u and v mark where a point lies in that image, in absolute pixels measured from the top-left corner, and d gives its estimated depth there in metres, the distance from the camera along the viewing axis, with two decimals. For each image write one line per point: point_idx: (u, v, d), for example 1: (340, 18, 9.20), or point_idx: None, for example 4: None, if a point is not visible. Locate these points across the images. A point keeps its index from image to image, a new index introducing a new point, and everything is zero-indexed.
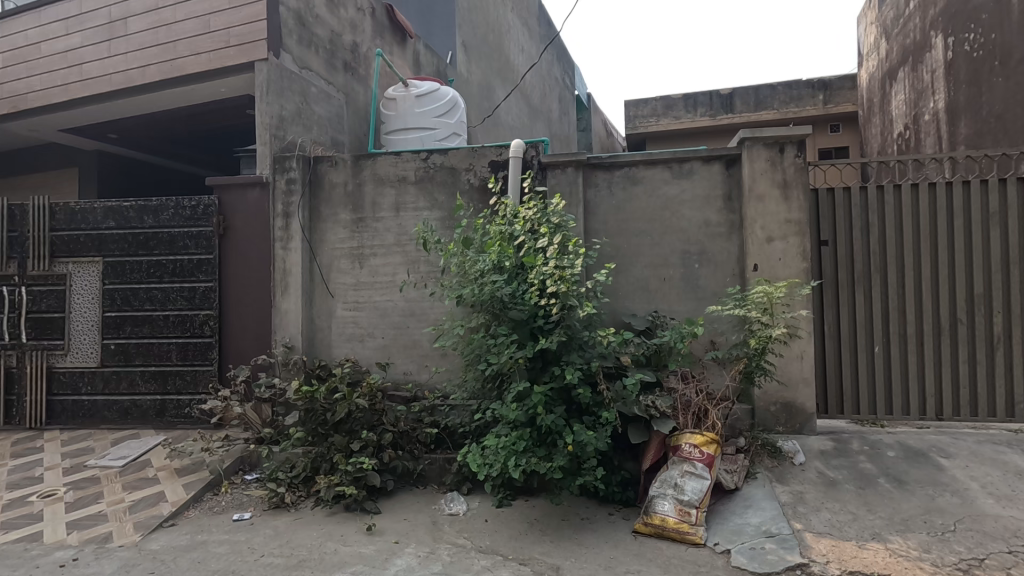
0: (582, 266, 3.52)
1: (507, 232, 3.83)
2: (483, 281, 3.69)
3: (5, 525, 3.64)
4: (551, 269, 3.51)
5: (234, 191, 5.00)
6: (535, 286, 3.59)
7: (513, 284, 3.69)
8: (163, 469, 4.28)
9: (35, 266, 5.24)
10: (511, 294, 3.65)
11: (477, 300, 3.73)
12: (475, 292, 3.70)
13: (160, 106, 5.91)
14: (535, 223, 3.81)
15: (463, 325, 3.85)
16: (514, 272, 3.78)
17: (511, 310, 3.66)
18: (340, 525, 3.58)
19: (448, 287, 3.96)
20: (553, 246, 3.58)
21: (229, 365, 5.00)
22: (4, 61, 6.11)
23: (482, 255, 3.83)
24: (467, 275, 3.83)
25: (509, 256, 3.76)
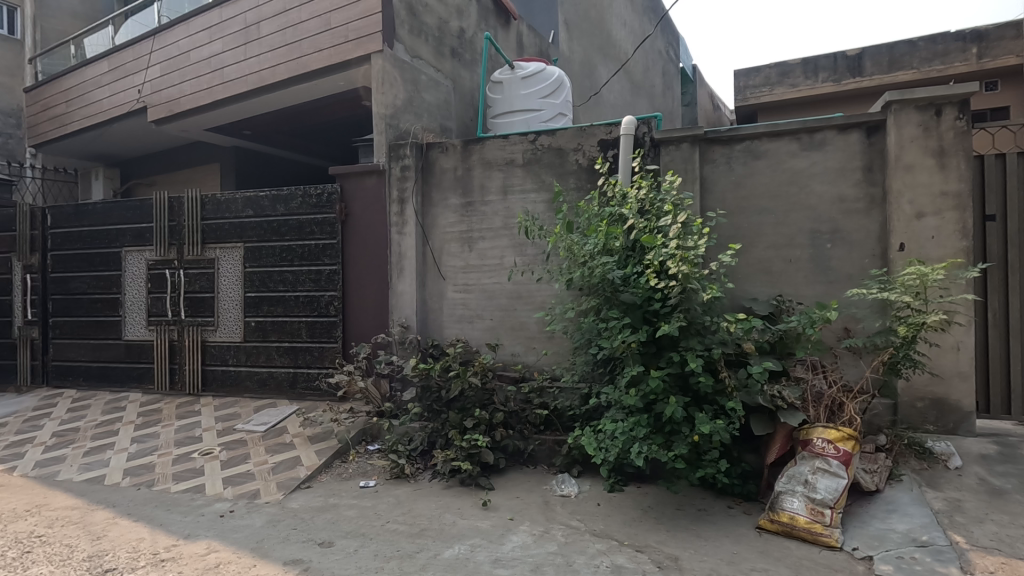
0: (704, 246, 3.36)
1: (619, 213, 3.73)
2: (594, 263, 3.61)
3: (175, 476, 4.20)
4: (671, 250, 3.35)
5: (353, 179, 5.33)
6: (652, 267, 3.44)
7: (627, 266, 3.58)
8: (298, 436, 4.70)
9: (190, 251, 5.92)
10: (625, 276, 3.54)
11: (588, 284, 3.66)
12: (585, 275, 3.63)
13: (288, 103, 6.41)
14: (648, 202, 3.65)
15: (574, 309, 3.79)
16: (627, 254, 3.66)
17: (622, 293, 3.54)
18: (456, 498, 3.73)
19: (557, 271, 3.92)
20: (674, 226, 3.42)
21: (351, 342, 5.37)
22: (160, 70, 6.91)
23: (589, 238, 3.74)
24: (576, 258, 3.76)
25: (622, 237, 3.64)
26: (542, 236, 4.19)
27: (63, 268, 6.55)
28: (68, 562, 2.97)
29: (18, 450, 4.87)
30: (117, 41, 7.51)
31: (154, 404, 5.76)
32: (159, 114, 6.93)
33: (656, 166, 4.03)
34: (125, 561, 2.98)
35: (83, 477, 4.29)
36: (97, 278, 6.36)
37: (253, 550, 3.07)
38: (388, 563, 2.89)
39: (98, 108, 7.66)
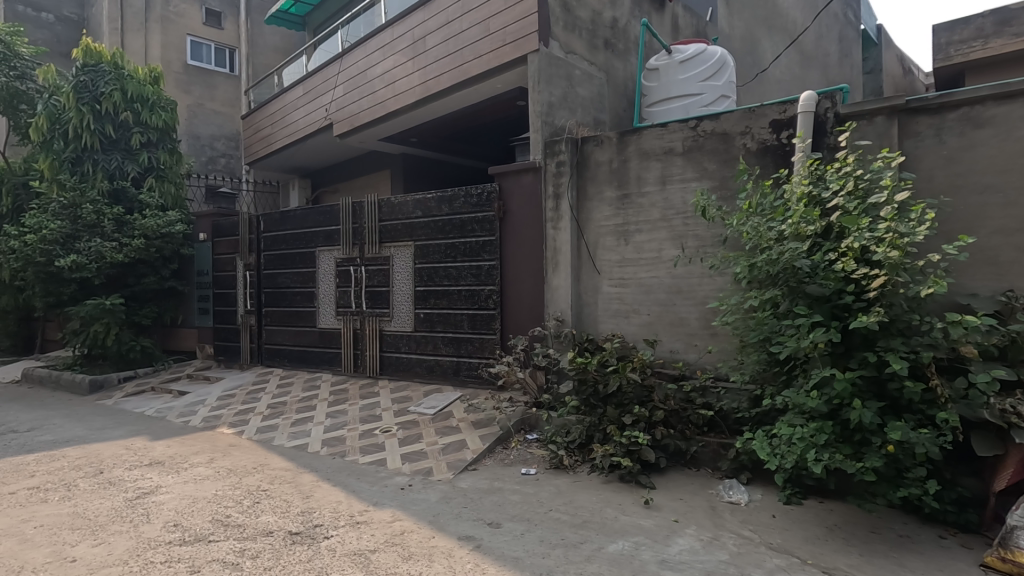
0: (924, 232, 2.95)
1: (811, 193, 3.38)
2: (776, 250, 3.32)
3: (362, 449, 4.75)
4: (880, 232, 3.01)
5: (511, 177, 5.54)
6: (850, 254, 3.08)
7: (816, 254, 3.24)
8: (463, 420, 5.03)
9: (370, 250, 6.62)
10: (813, 265, 3.22)
11: (771, 271, 3.39)
12: (769, 262, 3.36)
13: (450, 109, 6.86)
14: (843, 183, 3.27)
15: (749, 302, 3.55)
16: (816, 241, 3.32)
17: (809, 285, 3.22)
18: (617, 494, 3.70)
19: (737, 257, 3.69)
20: (887, 206, 3.05)
21: (509, 334, 5.59)
22: (344, 89, 7.82)
23: (774, 222, 3.46)
24: (759, 244, 3.50)
25: (814, 221, 3.28)
26: (721, 216, 3.95)
27: (272, 266, 7.75)
28: (287, 514, 3.52)
29: (244, 417, 5.88)
30: (309, 68, 8.64)
31: (341, 384, 6.58)
32: (342, 129, 7.85)
33: (863, 143, 3.54)
34: (329, 519, 3.43)
35: (292, 444, 5.04)
36: (297, 274, 7.42)
37: (431, 523, 3.35)
38: (554, 550, 2.96)
39: (295, 128, 8.90)
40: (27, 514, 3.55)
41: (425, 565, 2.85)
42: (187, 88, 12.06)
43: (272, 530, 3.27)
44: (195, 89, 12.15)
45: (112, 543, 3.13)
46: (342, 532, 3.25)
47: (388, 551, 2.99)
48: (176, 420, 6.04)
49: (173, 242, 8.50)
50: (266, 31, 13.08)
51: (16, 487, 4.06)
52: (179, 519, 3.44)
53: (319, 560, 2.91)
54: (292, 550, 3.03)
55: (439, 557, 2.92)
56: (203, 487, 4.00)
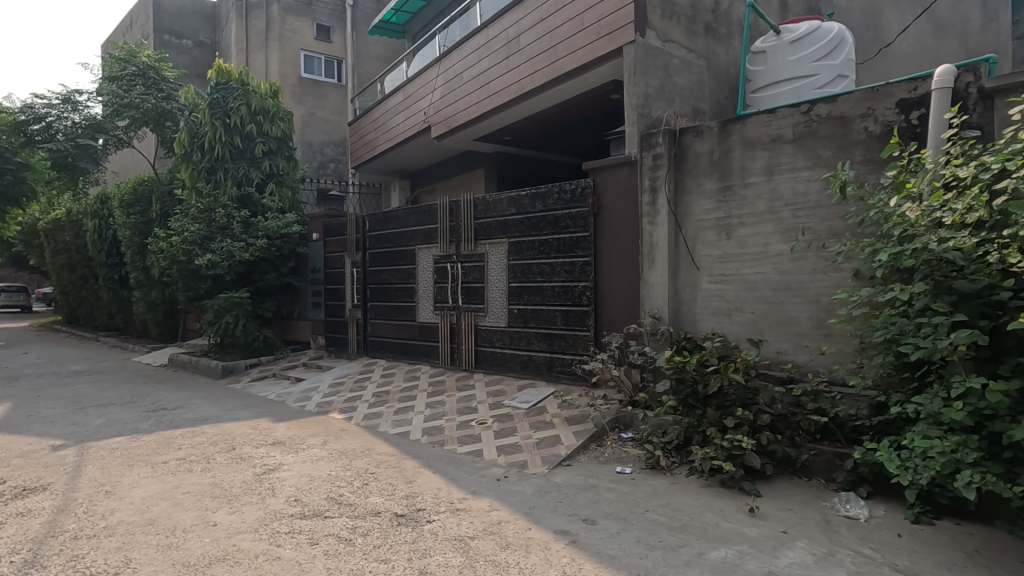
0: None
1: (972, 176, 3.01)
2: (922, 239, 3.00)
3: (460, 439, 4.93)
4: None
5: (606, 172, 5.48)
6: (1014, 245, 2.73)
7: (969, 245, 2.91)
8: (557, 416, 5.07)
9: (465, 247, 6.84)
10: (965, 258, 2.90)
11: (917, 262, 3.06)
12: (914, 250, 3.04)
13: (543, 106, 6.90)
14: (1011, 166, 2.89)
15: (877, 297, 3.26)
16: (971, 231, 2.97)
17: (956, 281, 2.90)
18: (718, 499, 3.55)
19: (871, 245, 3.37)
20: None
21: (603, 331, 5.55)
22: (441, 92, 8.13)
23: (928, 205, 3.11)
24: (906, 230, 3.16)
25: (977, 208, 2.92)
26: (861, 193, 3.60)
27: (376, 264, 8.24)
28: (393, 496, 3.75)
29: (352, 403, 6.33)
30: (410, 73, 9.04)
31: (439, 375, 6.87)
32: (440, 131, 8.14)
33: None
34: (431, 504, 3.61)
35: (395, 431, 5.34)
36: (399, 270, 7.83)
37: (526, 515, 3.42)
38: (652, 552, 2.91)
39: (397, 132, 9.37)
40: (177, 482, 4.06)
41: (522, 554, 2.93)
42: (301, 100, 13.09)
43: (380, 511, 3.50)
44: (307, 100, 13.16)
45: (245, 512, 3.50)
46: (443, 517, 3.41)
47: (487, 539, 3.09)
48: (294, 404, 6.62)
49: (290, 242, 9.29)
50: (369, 41, 13.87)
51: (168, 457, 4.66)
52: (300, 495, 3.78)
53: (422, 542, 3.07)
54: (398, 531, 3.22)
55: (535, 548, 2.98)
56: (319, 467, 4.35)
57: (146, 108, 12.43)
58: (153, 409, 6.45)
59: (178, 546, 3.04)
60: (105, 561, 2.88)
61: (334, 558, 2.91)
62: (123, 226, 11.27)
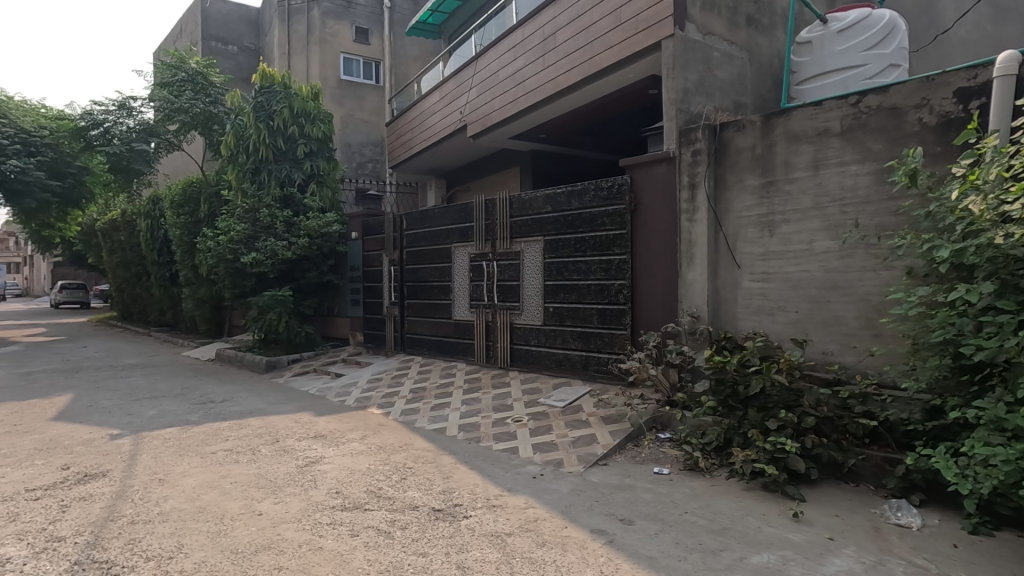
0: None
1: None
2: (989, 234, 2.86)
3: (495, 436, 4.96)
4: None
5: (643, 169, 5.41)
6: None
7: None
8: (592, 415, 5.04)
9: (501, 245, 6.87)
10: None
11: (983, 259, 2.93)
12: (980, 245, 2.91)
13: (580, 103, 6.86)
14: None
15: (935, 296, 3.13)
16: None
17: None
18: (760, 503, 3.47)
19: (931, 240, 3.22)
20: None
21: (640, 330, 5.48)
22: (476, 91, 8.18)
23: (999, 198, 2.95)
24: (974, 224, 3.01)
25: None
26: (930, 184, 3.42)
27: (413, 262, 8.36)
28: (430, 491, 3.80)
29: (390, 399, 6.44)
30: (446, 73, 9.13)
31: (475, 373, 6.92)
32: (476, 130, 8.20)
33: None
34: (467, 500, 3.64)
35: (432, 427, 5.41)
36: (435, 268, 7.92)
37: (562, 513, 3.41)
38: (691, 554, 2.87)
39: (433, 132, 9.47)
40: (225, 472, 4.22)
41: (558, 552, 2.93)
42: (340, 102, 13.38)
43: (418, 505, 3.56)
44: (346, 102, 13.44)
45: (289, 503, 3.61)
46: (480, 513, 3.43)
47: (523, 536, 3.10)
48: (334, 399, 6.78)
49: (330, 241, 9.53)
50: (406, 42, 14.05)
51: (216, 448, 4.85)
52: (340, 488, 3.87)
53: (459, 537, 3.11)
54: (436, 526, 3.26)
55: (572, 547, 2.97)
56: (359, 461, 4.45)
57: (195, 112, 12.93)
58: (202, 402, 6.73)
59: (227, 534, 3.16)
60: (160, 545, 3.02)
61: (373, 550, 2.97)
62: (174, 226, 11.76)
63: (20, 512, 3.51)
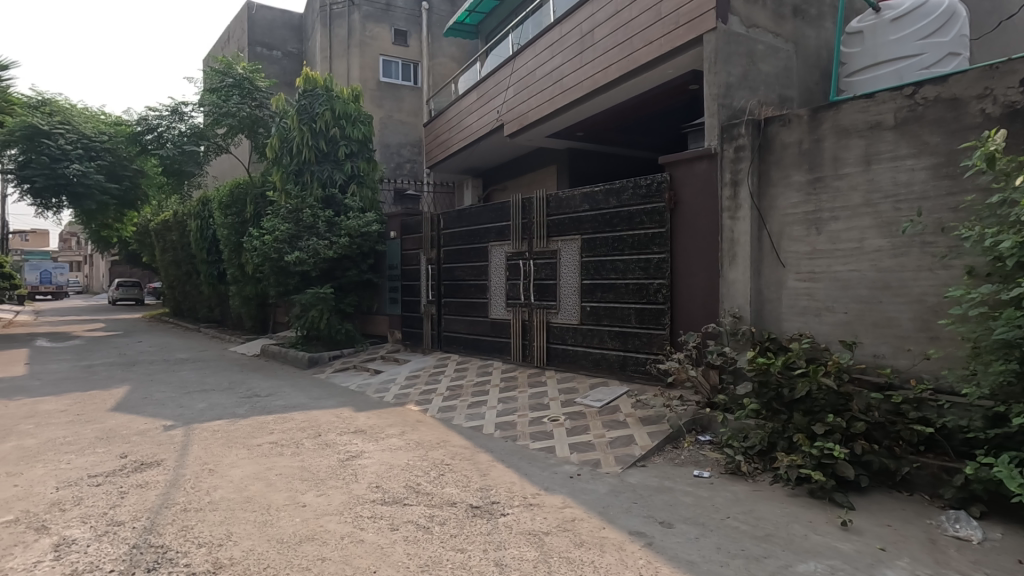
0: None
1: None
2: None
3: (532, 435, 4.96)
4: None
5: (684, 166, 5.31)
6: None
7: None
8: (630, 415, 4.98)
9: (538, 244, 6.86)
10: None
11: None
12: None
13: (618, 100, 6.79)
14: None
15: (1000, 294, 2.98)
16: None
17: None
18: (807, 510, 3.35)
19: (999, 232, 3.06)
20: None
21: (680, 330, 5.38)
22: (513, 90, 8.19)
23: None
24: None
25: None
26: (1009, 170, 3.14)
27: (450, 260, 8.44)
28: (468, 488, 3.84)
29: (428, 396, 6.53)
30: (483, 73, 9.18)
31: (511, 371, 6.94)
32: (513, 129, 8.21)
33: None
34: (505, 498, 3.66)
35: (469, 424, 5.46)
36: (472, 267, 7.98)
37: (600, 514, 3.39)
38: (734, 560, 2.80)
39: (470, 131, 9.53)
40: (270, 464, 4.36)
41: (597, 552, 2.91)
42: (380, 103, 13.63)
43: (456, 501, 3.59)
44: (386, 104, 13.68)
45: (331, 495, 3.70)
46: (517, 511, 3.44)
47: (561, 535, 3.10)
48: (373, 395, 6.92)
49: (370, 240, 9.73)
50: (444, 43, 14.20)
51: (262, 440, 5.02)
52: (380, 482, 3.95)
53: (497, 534, 3.12)
54: (473, 522, 3.29)
55: (610, 548, 2.94)
56: (398, 456, 4.53)
57: (242, 116, 13.40)
58: (248, 396, 6.97)
59: (273, 524, 3.26)
60: (211, 533, 3.14)
61: (413, 544, 3.02)
62: (222, 226, 12.21)
63: (83, 496, 3.72)
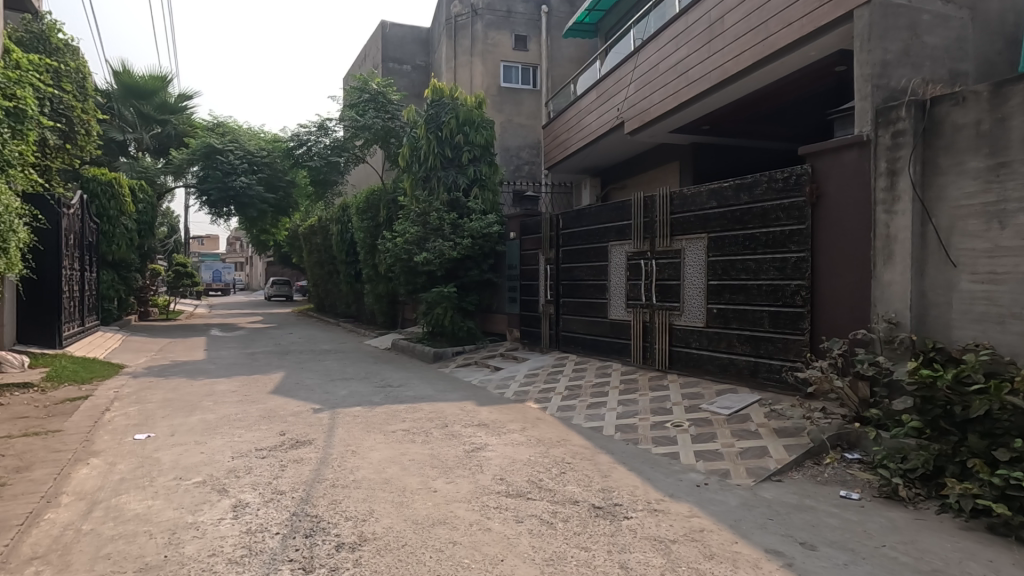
0: None
1: None
2: None
3: (654, 439, 4.83)
4: None
5: (829, 157, 4.85)
6: None
7: None
8: (763, 425, 4.65)
9: (660, 243, 6.65)
10: None
11: None
12: None
13: (750, 89, 6.40)
14: None
15: None
16: None
17: None
18: (986, 547, 2.90)
19: None
20: None
21: (821, 336, 4.92)
22: (635, 86, 8.02)
23: None
24: None
25: None
26: None
27: (569, 260, 8.47)
28: (590, 488, 3.83)
29: (547, 394, 6.61)
30: (603, 71, 9.09)
31: (631, 373, 6.80)
32: (634, 126, 8.04)
33: None
34: (628, 501, 3.60)
35: (588, 424, 5.44)
36: (591, 267, 7.95)
37: (731, 527, 3.20)
38: None
39: (589, 131, 9.48)
40: (404, 449, 4.70)
41: (729, 567, 2.76)
42: (500, 108, 14.07)
43: (578, 500, 3.61)
44: (506, 108, 14.10)
45: (459, 484, 3.90)
46: (641, 515, 3.37)
47: (689, 545, 2.98)
48: (494, 390, 7.16)
49: (491, 241, 10.17)
50: (563, 44, 14.26)
51: (395, 427, 5.42)
52: (504, 475, 4.08)
53: (621, 537, 3.09)
54: (597, 522, 3.28)
55: (744, 564, 2.78)
56: (520, 451, 4.65)
57: (376, 128, 14.57)
58: (382, 385, 7.56)
59: (408, 505, 3.51)
60: (356, 508, 3.46)
61: (538, 537, 3.08)
62: (359, 230, 13.37)
63: (252, 466, 4.28)
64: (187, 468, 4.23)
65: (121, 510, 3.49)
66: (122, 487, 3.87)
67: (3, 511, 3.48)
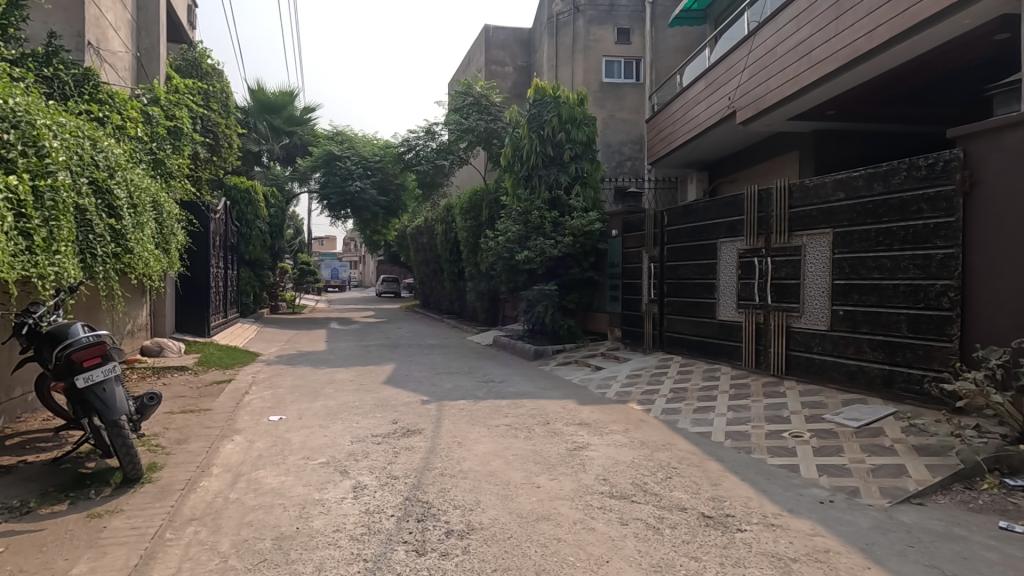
0: None
1: None
2: None
3: (770, 449, 4.52)
4: None
5: (986, 139, 4.25)
6: None
7: None
8: (900, 441, 4.18)
9: (777, 239, 6.20)
10: None
11: None
12: None
13: (885, 67, 5.77)
14: None
15: None
16: None
17: None
18: None
19: None
20: None
21: (974, 344, 4.32)
22: (749, 72, 7.53)
23: None
24: None
25: None
26: None
27: (674, 258, 8.16)
28: (698, 495, 3.67)
29: (650, 396, 6.43)
30: (713, 59, 8.64)
31: (743, 378, 6.41)
32: (747, 115, 7.56)
33: None
34: (741, 512, 3.40)
35: (695, 430, 5.21)
36: (698, 265, 7.59)
37: (862, 551, 2.91)
38: None
39: (697, 123, 9.05)
40: (507, 444, 4.80)
41: None
42: (602, 105, 13.88)
43: (686, 507, 3.47)
44: (607, 104, 13.88)
45: (562, 481, 3.90)
46: (756, 529, 3.17)
47: (812, 565, 2.76)
48: (595, 390, 7.08)
49: (592, 238, 9.99)
50: (668, 34, 13.76)
51: (499, 422, 5.56)
52: (607, 475, 4.03)
53: (734, 550, 2.92)
54: (707, 532, 3.13)
55: None
56: (623, 453, 4.56)
57: (479, 130, 15.01)
58: (485, 380, 7.79)
59: (512, 499, 3.58)
60: (464, 497, 3.59)
61: (643, 542, 3.01)
62: (463, 229, 13.84)
63: (369, 451, 4.60)
64: (312, 449, 4.63)
65: (260, 483, 3.90)
66: (259, 463, 4.33)
67: (168, 477, 4.02)
